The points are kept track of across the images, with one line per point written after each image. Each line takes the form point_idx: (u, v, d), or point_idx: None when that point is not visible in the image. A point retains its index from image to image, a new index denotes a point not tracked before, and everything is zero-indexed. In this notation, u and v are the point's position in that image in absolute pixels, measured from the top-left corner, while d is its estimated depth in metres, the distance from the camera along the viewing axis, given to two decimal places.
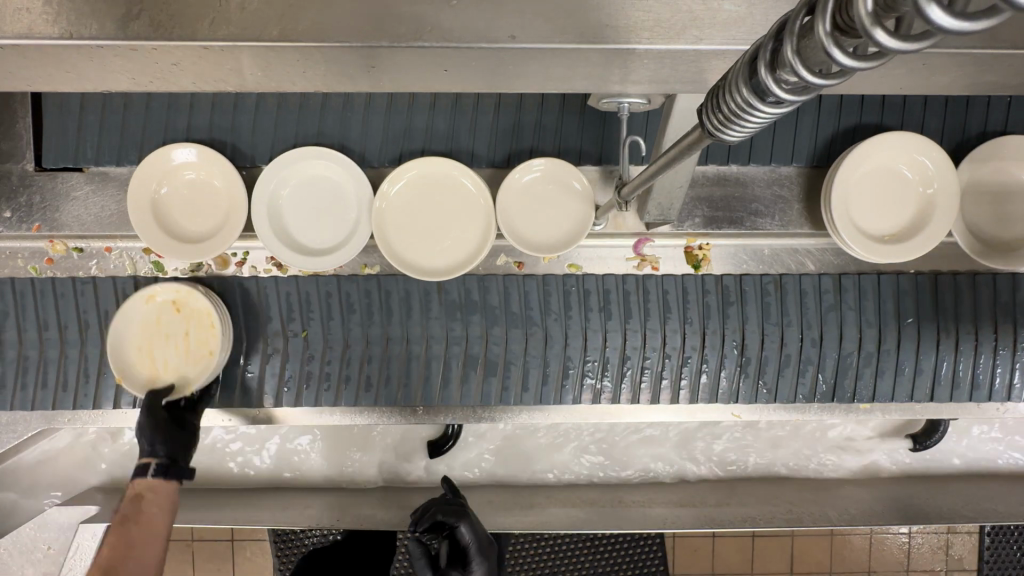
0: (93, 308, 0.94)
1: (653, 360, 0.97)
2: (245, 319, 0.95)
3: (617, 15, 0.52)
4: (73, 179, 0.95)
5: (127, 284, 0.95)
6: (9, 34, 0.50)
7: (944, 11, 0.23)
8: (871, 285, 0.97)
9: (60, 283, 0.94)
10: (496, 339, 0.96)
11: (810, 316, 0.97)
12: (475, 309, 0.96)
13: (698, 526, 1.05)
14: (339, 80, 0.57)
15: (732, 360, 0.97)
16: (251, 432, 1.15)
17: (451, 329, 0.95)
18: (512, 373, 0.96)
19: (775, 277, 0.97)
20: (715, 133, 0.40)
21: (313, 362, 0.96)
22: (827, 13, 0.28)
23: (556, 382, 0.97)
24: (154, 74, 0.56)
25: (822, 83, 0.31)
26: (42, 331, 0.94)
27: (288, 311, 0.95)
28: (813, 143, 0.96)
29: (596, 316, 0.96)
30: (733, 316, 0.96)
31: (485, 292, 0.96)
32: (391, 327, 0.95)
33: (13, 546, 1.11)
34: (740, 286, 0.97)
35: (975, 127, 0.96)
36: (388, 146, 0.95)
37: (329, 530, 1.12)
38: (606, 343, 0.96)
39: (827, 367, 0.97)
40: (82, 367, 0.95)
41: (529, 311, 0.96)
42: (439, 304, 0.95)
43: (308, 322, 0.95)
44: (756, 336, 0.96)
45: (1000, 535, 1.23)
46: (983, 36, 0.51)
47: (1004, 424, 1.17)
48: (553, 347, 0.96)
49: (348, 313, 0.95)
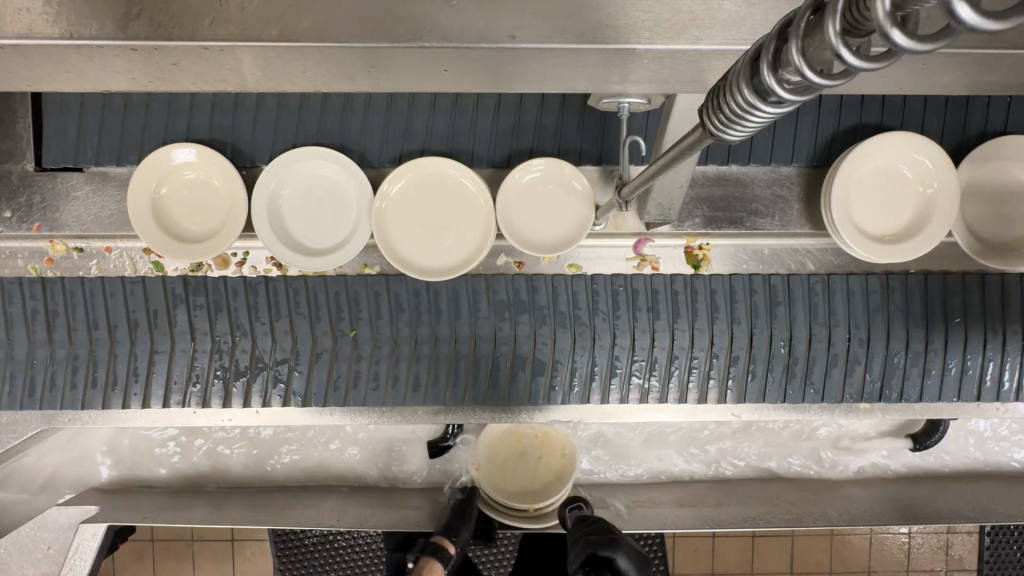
0: (142, 308, 0.94)
1: (700, 361, 0.96)
2: (293, 319, 0.95)
3: (617, 15, 0.52)
4: (73, 179, 0.95)
5: (175, 284, 0.94)
6: (8, 34, 0.50)
7: (974, 11, 0.23)
8: (918, 284, 0.96)
9: (109, 283, 0.94)
10: (544, 340, 0.95)
11: (858, 316, 0.96)
12: (524, 309, 0.95)
13: (698, 526, 1.05)
14: (340, 80, 0.57)
15: (780, 363, 0.97)
16: (254, 432, 1.15)
17: (499, 329, 0.95)
18: (561, 373, 0.96)
19: (824, 276, 0.97)
20: (716, 133, 0.40)
21: (361, 362, 0.96)
22: (837, 12, 0.28)
23: (604, 381, 0.97)
24: (155, 74, 0.56)
25: (825, 82, 0.31)
26: (92, 330, 0.94)
27: (337, 310, 0.95)
28: (813, 143, 0.96)
29: (644, 315, 0.96)
30: (780, 316, 0.96)
31: (534, 291, 0.96)
32: (439, 328, 0.95)
33: (12, 546, 1.04)
34: (789, 285, 0.96)
35: (975, 126, 0.96)
36: (388, 146, 0.95)
37: (329, 531, 1.09)
38: (654, 345, 0.95)
39: (875, 368, 0.97)
40: (131, 366, 0.95)
41: (577, 310, 0.95)
42: (488, 303, 0.95)
43: (356, 322, 0.95)
44: (804, 336, 0.96)
45: (1000, 535, 1.23)
46: (983, 35, 0.51)
47: (1005, 423, 1.17)
48: (602, 345, 0.95)
49: (397, 313, 0.95)
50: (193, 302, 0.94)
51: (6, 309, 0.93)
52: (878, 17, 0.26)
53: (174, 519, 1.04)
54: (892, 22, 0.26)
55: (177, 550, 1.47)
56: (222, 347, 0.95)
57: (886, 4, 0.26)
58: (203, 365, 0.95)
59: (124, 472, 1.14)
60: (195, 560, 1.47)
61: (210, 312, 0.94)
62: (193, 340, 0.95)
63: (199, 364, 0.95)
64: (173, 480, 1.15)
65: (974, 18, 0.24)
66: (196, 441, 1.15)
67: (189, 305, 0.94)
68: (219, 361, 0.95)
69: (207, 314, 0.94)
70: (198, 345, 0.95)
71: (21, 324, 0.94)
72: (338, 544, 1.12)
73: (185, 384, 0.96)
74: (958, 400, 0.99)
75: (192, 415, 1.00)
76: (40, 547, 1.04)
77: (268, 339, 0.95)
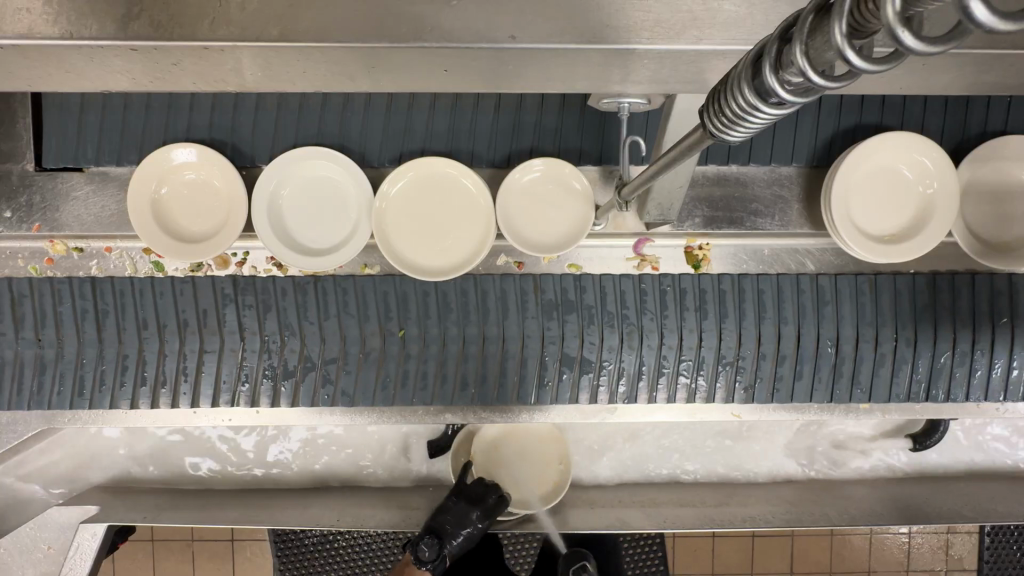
0: (191, 308, 0.94)
1: (747, 360, 0.96)
2: (342, 318, 0.95)
3: (617, 15, 0.52)
4: (73, 179, 0.95)
5: (224, 284, 0.94)
6: (9, 34, 0.50)
7: (989, 11, 0.23)
8: (965, 283, 0.97)
9: (159, 283, 0.94)
10: (592, 339, 0.95)
11: (904, 316, 0.96)
12: (572, 308, 0.95)
13: (697, 526, 1.04)
14: (340, 80, 0.57)
15: (827, 364, 0.97)
16: (254, 433, 1.15)
17: (547, 329, 0.95)
18: (608, 372, 0.96)
19: (871, 276, 0.97)
20: (718, 133, 0.40)
21: (410, 362, 0.96)
22: (843, 14, 0.28)
23: (651, 381, 0.97)
24: (155, 74, 0.56)
25: (826, 84, 0.32)
26: (141, 330, 0.94)
27: (386, 310, 0.95)
28: (812, 143, 0.96)
29: (691, 315, 0.95)
30: (828, 316, 0.96)
31: (582, 291, 0.95)
32: (487, 327, 0.95)
33: (13, 546, 1.07)
34: (836, 286, 0.96)
35: (974, 126, 0.96)
36: (387, 146, 0.95)
37: (328, 530, 1.09)
38: (701, 345, 0.95)
39: (922, 368, 0.97)
40: (180, 366, 0.95)
41: (625, 310, 0.95)
42: (537, 304, 0.95)
43: (404, 322, 0.95)
44: (851, 336, 0.96)
45: (1000, 535, 1.23)
46: (983, 36, 0.51)
47: (1004, 423, 1.17)
48: (650, 344, 0.95)
49: (445, 313, 0.95)
50: (242, 302, 0.94)
51: (57, 309, 0.94)
52: (888, 18, 0.26)
53: (174, 519, 1.04)
54: (903, 23, 0.26)
55: (178, 551, 1.47)
56: (271, 346, 0.95)
57: (899, 5, 0.26)
58: (252, 364, 0.95)
59: (124, 472, 1.14)
60: (195, 561, 1.47)
61: (259, 312, 0.94)
62: (242, 340, 0.95)
63: (248, 364, 0.95)
64: (174, 480, 1.15)
65: (989, 18, 0.24)
66: (194, 440, 1.15)
67: (237, 305, 0.94)
68: (268, 360, 0.95)
69: (256, 314, 0.94)
70: (247, 345, 0.95)
71: (72, 324, 0.94)
72: (338, 544, 1.12)
73: (235, 383, 0.96)
74: (958, 400, 0.99)
75: (192, 415, 1.00)
76: (41, 547, 1.06)
77: (317, 339, 0.95)
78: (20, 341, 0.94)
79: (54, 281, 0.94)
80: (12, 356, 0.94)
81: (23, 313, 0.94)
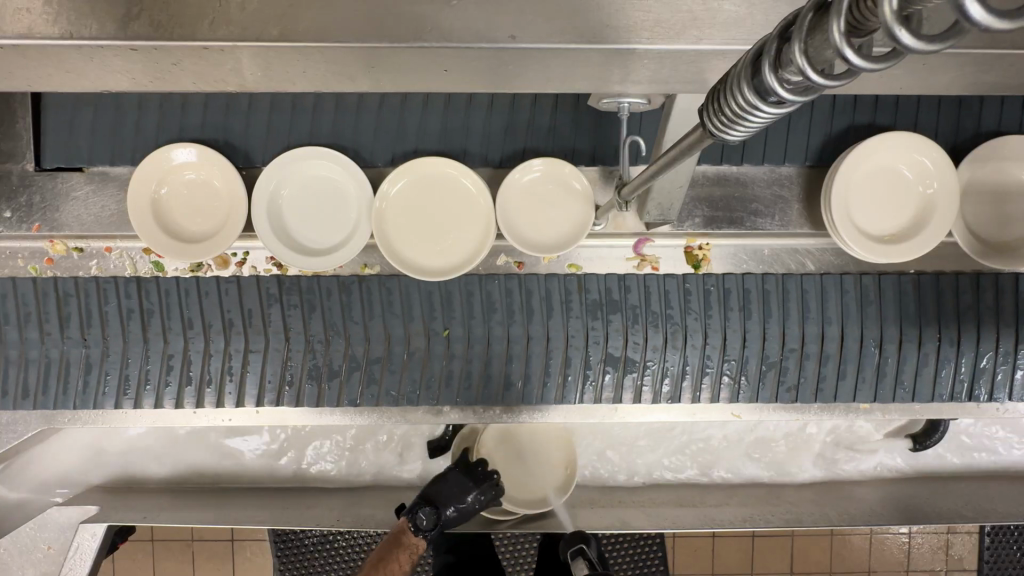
0: (237, 308, 0.94)
1: (791, 361, 0.96)
2: (387, 319, 0.95)
3: (617, 15, 0.52)
4: (73, 179, 0.95)
5: (270, 284, 0.94)
6: (8, 34, 0.50)
7: (983, 9, 0.23)
8: (1010, 283, 0.97)
9: (204, 283, 0.94)
10: (636, 339, 0.95)
11: (948, 316, 0.96)
12: (616, 308, 0.95)
13: (698, 526, 1.04)
14: (340, 80, 0.57)
15: (870, 364, 0.97)
16: (256, 433, 1.15)
17: (592, 329, 0.95)
18: (652, 372, 0.96)
19: (914, 275, 0.97)
20: (718, 133, 0.40)
21: (454, 361, 0.95)
22: (841, 12, 0.28)
23: (694, 381, 0.97)
24: (155, 74, 0.56)
25: (825, 82, 0.32)
26: (186, 329, 0.94)
27: (430, 310, 0.95)
28: (811, 142, 0.96)
29: (735, 315, 0.95)
30: (872, 316, 0.96)
31: (626, 291, 0.95)
32: (531, 327, 0.95)
33: (12, 546, 1.06)
34: (881, 284, 0.96)
35: (974, 126, 0.96)
36: (387, 146, 0.95)
37: (328, 530, 1.09)
38: (744, 346, 0.95)
39: (965, 368, 0.97)
40: (225, 366, 0.95)
41: (669, 310, 0.95)
42: (580, 303, 0.95)
43: (449, 322, 0.94)
44: (895, 337, 0.96)
45: (1000, 535, 1.22)
46: (982, 35, 0.51)
47: (1004, 423, 1.17)
48: (694, 344, 0.95)
49: (490, 313, 0.95)
50: (287, 302, 0.94)
51: (102, 310, 0.94)
52: (886, 18, 0.26)
53: (174, 519, 1.04)
54: (902, 22, 0.26)
55: (178, 552, 1.47)
56: (316, 346, 0.95)
57: (896, 3, 0.26)
58: (297, 365, 0.95)
59: (125, 471, 1.14)
60: (195, 562, 1.47)
61: (304, 312, 0.94)
62: (286, 340, 0.95)
63: (293, 363, 0.95)
64: (173, 479, 1.15)
65: (984, 16, 0.24)
66: (193, 441, 1.15)
67: (283, 305, 0.94)
68: (313, 360, 0.95)
69: (301, 314, 0.94)
70: (292, 345, 0.95)
71: (117, 324, 0.94)
72: (338, 543, 1.12)
73: (279, 384, 0.96)
74: (959, 399, 0.99)
75: (192, 415, 1.00)
76: (41, 548, 1.06)
77: (361, 339, 0.95)
78: (66, 341, 0.94)
79: (100, 281, 0.94)
80: (58, 356, 0.94)
81: (69, 313, 0.94)
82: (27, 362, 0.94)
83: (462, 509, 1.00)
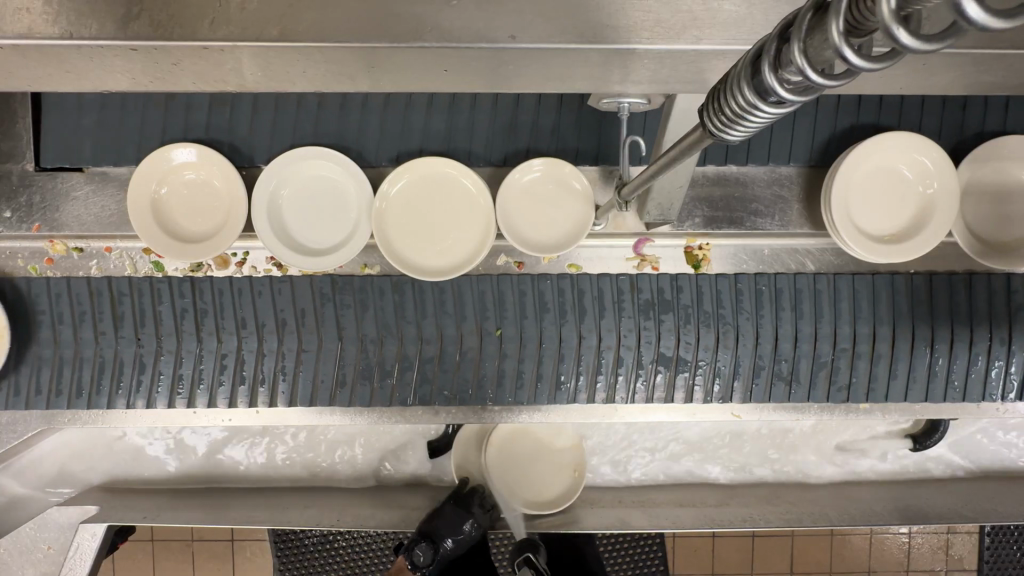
0: (290, 307, 0.95)
1: (842, 360, 0.96)
2: (439, 318, 0.95)
3: (618, 15, 0.52)
4: (73, 179, 0.95)
5: (323, 283, 0.95)
6: (8, 34, 0.50)
7: (981, 7, 0.23)
8: None
9: (256, 283, 0.94)
10: (688, 339, 0.95)
11: (1000, 315, 0.97)
12: (668, 308, 0.95)
13: (698, 526, 1.04)
14: (340, 80, 0.57)
15: (921, 364, 0.97)
16: (255, 433, 1.15)
17: (644, 328, 0.95)
18: (703, 372, 0.97)
19: (965, 275, 0.97)
20: (718, 133, 0.40)
21: (506, 361, 0.95)
22: (840, 12, 0.28)
23: (747, 380, 0.97)
24: (154, 74, 0.56)
25: (825, 82, 0.32)
26: (240, 329, 0.94)
27: (482, 310, 0.95)
28: (811, 142, 0.96)
29: (786, 315, 0.96)
30: (922, 317, 0.96)
31: (678, 291, 0.96)
32: (584, 327, 0.95)
33: (13, 546, 1.06)
34: (932, 285, 0.96)
35: (974, 126, 0.96)
36: (386, 146, 0.95)
37: (328, 530, 1.09)
38: (796, 347, 0.96)
39: (1016, 367, 0.97)
40: (279, 364, 0.95)
41: (721, 310, 0.95)
42: (633, 303, 0.95)
43: (502, 321, 0.95)
44: (946, 337, 0.96)
45: (1000, 535, 1.22)
46: (982, 35, 0.50)
47: (1004, 423, 1.17)
48: (745, 344, 0.95)
49: (542, 312, 0.95)
50: (340, 301, 0.95)
51: (156, 309, 0.94)
52: (885, 18, 0.26)
53: (175, 519, 1.04)
54: (900, 22, 0.26)
55: (178, 551, 1.47)
56: (369, 345, 0.95)
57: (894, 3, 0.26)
58: (350, 364, 0.96)
59: (125, 472, 1.14)
60: (194, 561, 1.47)
61: (357, 311, 0.95)
62: (339, 338, 0.95)
63: (346, 363, 0.96)
64: (174, 479, 1.15)
65: (981, 15, 0.24)
66: (192, 441, 1.15)
67: (337, 305, 0.95)
68: (365, 359, 0.95)
69: (353, 314, 0.95)
70: (346, 343, 0.95)
71: (172, 323, 0.94)
72: (338, 543, 1.12)
73: (333, 385, 0.96)
74: (962, 399, 0.99)
75: (192, 415, 1.00)
76: (40, 548, 1.06)
77: (415, 339, 0.95)
78: (120, 340, 0.94)
79: (154, 281, 0.94)
80: (112, 356, 0.94)
81: (122, 313, 0.94)
82: (82, 361, 0.94)
83: (461, 539, 1.00)
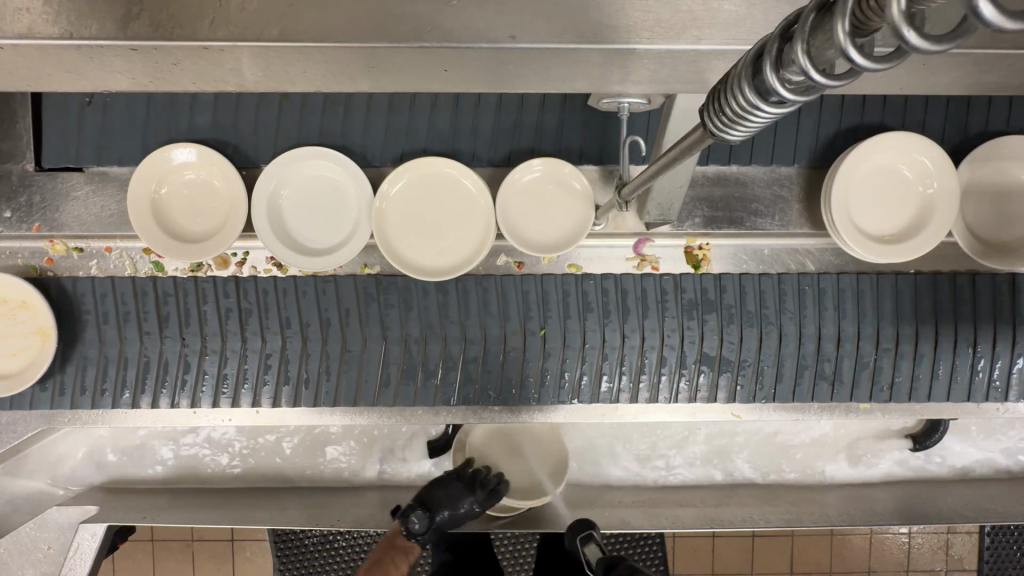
0: (334, 307, 0.95)
1: (885, 360, 0.97)
2: (484, 318, 0.95)
3: (618, 15, 0.52)
4: (73, 179, 0.95)
5: (368, 284, 0.95)
6: (8, 34, 0.50)
7: (994, 8, 0.23)
8: None
9: (302, 283, 0.94)
10: (731, 339, 0.95)
11: None
12: (712, 308, 0.95)
13: (698, 526, 1.04)
14: (341, 81, 0.57)
15: (965, 365, 0.97)
16: (255, 433, 1.15)
17: (688, 328, 0.95)
18: (747, 372, 0.97)
19: (1010, 275, 0.97)
20: (718, 133, 0.40)
21: (550, 361, 0.95)
22: (845, 13, 0.28)
23: (790, 380, 0.97)
24: (154, 74, 0.56)
25: (827, 82, 0.32)
26: (284, 329, 0.94)
27: (526, 310, 0.95)
28: (810, 142, 0.96)
29: (829, 314, 0.96)
30: (965, 317, 0.96)
31: (722, 291, 0.96)
32: (628, 327, 0.95)
33: (13, 546, 1.07)
34: (976, 283, 0.97)
35: (974, 126, 0.96)
36: (386, 146, 0.95)
37: (328, 530, 1.09)
38: (839, 347, 0.96)
39: None
40: (323, 365, 0.95)
41: (764, 310, 0.96)
42: (676, 303, 0.95)
43: (546, 321, 0.95)
44: (990, 337, 0.96)
45: (1000, 535, 1.22)
46: (983, 35, 0.50)
47: (1005, 424, 1.17)
48: (788, 345, 0.96)
49: (586, 312, 0.95)
50: (385, 301, 0.95)
51: (201, 309, 0.94)
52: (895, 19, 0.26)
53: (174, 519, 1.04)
54: (909, 21, 0.26)
55: (178, 551, 1.47)
56: (414, 345, 0.95)
57: (904, 3, 0.26)
58: (394, 364, 0.96)
59: (125, 472, 1.14)
60: (195, 562, 1.47)
61: (402, 312, 0.95)
62: (383, 338, 0.95)
63: (391, 363, 0.96)
64: (174, 480, 1.15)
65: (995, 16, 0.24)
66: (191, 441, 1.15)
67: (382, 305, 0.95)
68: (410, 359, 0.95)
69: (398, 314, 0.95)
70: (390, 343, 0.95)
71: (217, 323, 0.94)
72: (338, 543, 1.12)
73: (377, 384, 0.96)
74: (964, 399, 0.99)
75: (192, 415, 0.99)
76: (40, 548, 1.06)
77: (459, 339, 0.95)
78: (165, 340, 0.94)
79: (198, 281, 0.94)
80: (156, 356, 0.94)
81: (167, 313, 0.94)
82: (127, 361, 0.94)
83: (459, 514, 1.01)
